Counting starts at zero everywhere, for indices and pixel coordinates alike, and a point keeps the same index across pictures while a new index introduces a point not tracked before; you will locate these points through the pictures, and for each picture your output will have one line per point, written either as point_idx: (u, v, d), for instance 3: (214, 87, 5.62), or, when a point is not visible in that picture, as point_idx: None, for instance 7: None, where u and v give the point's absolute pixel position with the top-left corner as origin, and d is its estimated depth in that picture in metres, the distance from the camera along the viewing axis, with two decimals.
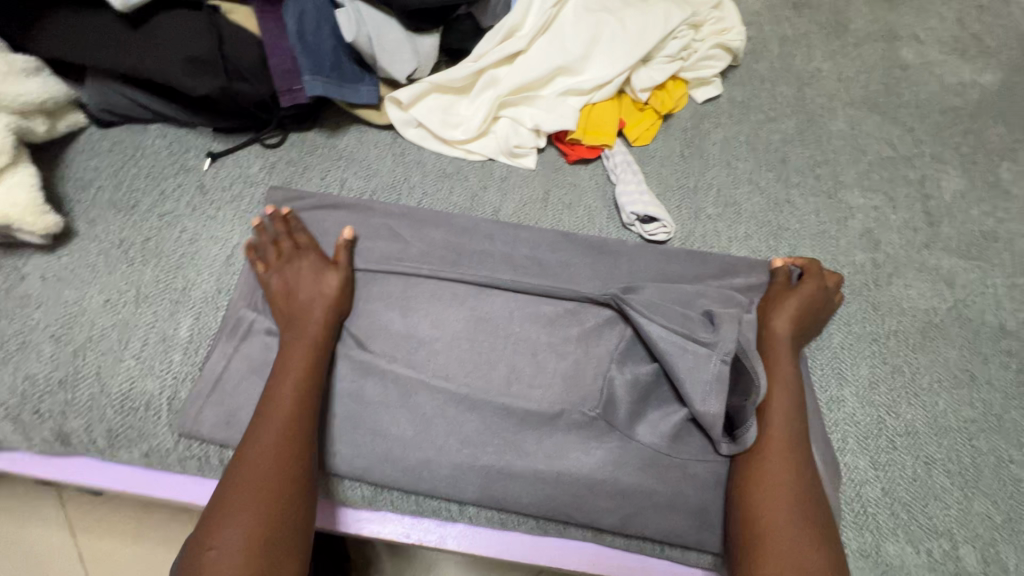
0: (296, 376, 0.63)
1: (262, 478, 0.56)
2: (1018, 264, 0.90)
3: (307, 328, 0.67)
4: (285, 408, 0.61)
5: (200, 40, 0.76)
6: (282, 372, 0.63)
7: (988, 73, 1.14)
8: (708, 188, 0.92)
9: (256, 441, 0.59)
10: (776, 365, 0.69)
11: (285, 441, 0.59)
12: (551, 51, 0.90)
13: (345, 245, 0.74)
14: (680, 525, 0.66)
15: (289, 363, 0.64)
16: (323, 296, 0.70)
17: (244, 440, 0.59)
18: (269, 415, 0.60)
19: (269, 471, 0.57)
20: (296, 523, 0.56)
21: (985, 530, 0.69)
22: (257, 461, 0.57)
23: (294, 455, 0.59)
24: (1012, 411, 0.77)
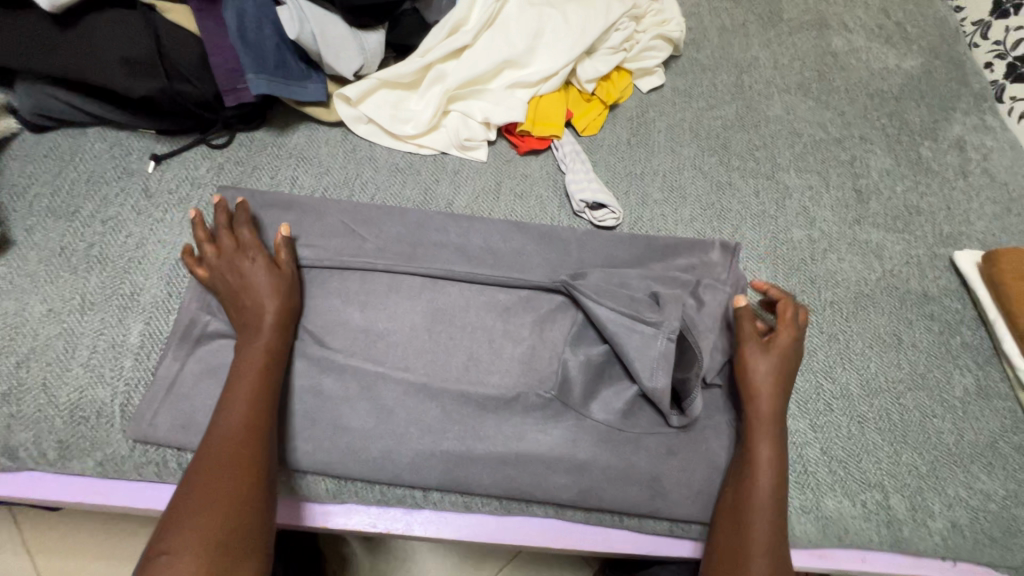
0: (256, 386, 0.63)
1: (218, 486, 0.56)
2: (938, 235, 0.97)
3: (261, 337, 0.66)
4: (242, 418, 0.61)
5: (136, 39, 0.75)
6: (237, 384, 0.62)
7: (910, 57, 1.21)
8: (654, 174, 0.96)
9: (214, 450, 0.58)
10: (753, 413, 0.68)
11: (239, 452, 0.58)
12: (497, 45, 0.93)
13: (287, 244, 0.73)
14: (635, 495, 0.70)
15: (244, 373, 0.63)
16: (270, 301, 0.68)
17: (199, 452, 0.59)
18: (225, 424, 0.60)
19: (225, 481, 0.56)
20: (249, 533, 0.55)
21: (912, 479, 0.76)
22: (213, 471, 0.57)
23: (250, 465, 0.58)
24: (934, 370, 0.84)
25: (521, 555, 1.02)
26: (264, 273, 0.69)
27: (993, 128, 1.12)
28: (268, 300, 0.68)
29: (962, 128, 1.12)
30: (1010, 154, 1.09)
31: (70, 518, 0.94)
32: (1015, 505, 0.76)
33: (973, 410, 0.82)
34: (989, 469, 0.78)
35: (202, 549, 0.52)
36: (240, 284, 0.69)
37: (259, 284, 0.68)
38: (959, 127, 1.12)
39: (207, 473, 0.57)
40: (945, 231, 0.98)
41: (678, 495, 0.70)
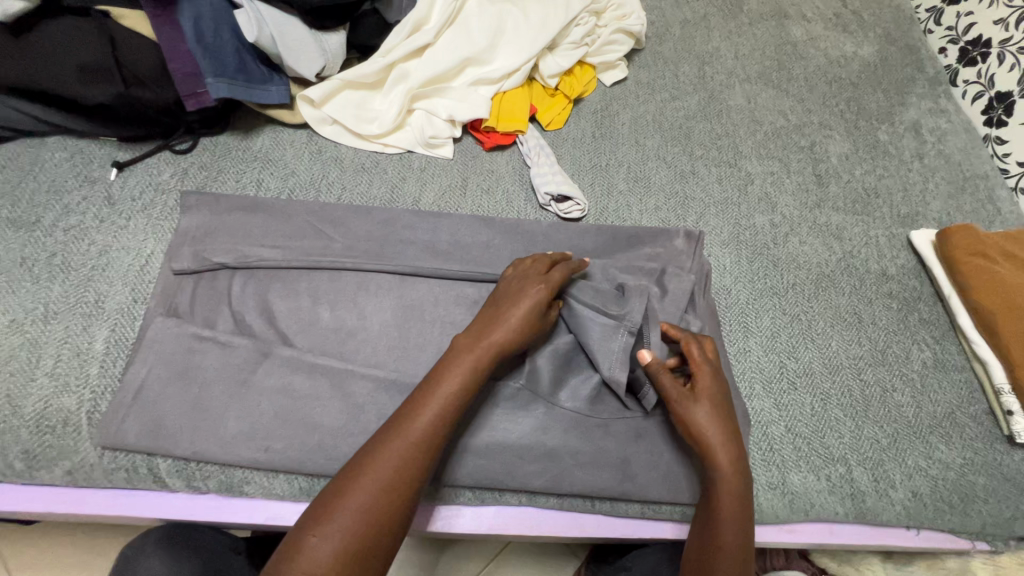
0: (471, 376, 0.61)
1: (398, 475, 0.55)
2: (896, 216, 1.00)
3: (485, 337, 0.63)
4: (448, 405, 0.59)
5: (91, 46, 0.75)
6: (450, 371, 0.60)
7: (866, 45, 1.25)
8: (619, 166, 0.97)
9: (404, 436, 0.57)
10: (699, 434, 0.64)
11: (429, 444, 0.57)
12: (459, 43, 0.94)
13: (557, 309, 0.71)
14: (605, 479, 0.71)
15: (461, 361, 0.61)
16: (519, 320, 0.64)
17: (382, 432, 0.58)
18: (429, 409, 0.58)
19: (397, 470, 0.55)
20: (391, 528, 0.54)
21: (874, 451, 0.78)
22: (384, 458, 0.55)
23: (420, 458, 0.57)
24: (893, 345, 0.87)
25: (505, 548, 1.03)
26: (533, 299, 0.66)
27: (947, 111, 1.16)
28: (518, 317, 0.65)
29: (917, 111, 1.15)
30: (963, 136, 1.12)
31: (45, 531, 0.92)
32: (972, 472, 0.79)
33: (931, 382, 0.84)
34: (947, 438, 0.80)
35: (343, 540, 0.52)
36: (517, 291, 0.67)
37: (524, 305, 0.65)
38: (915, 111, 1.15)
39: (366, 460, 0.56)
40: (902, 212, 1.01)
41: (646, 477, 0.72)
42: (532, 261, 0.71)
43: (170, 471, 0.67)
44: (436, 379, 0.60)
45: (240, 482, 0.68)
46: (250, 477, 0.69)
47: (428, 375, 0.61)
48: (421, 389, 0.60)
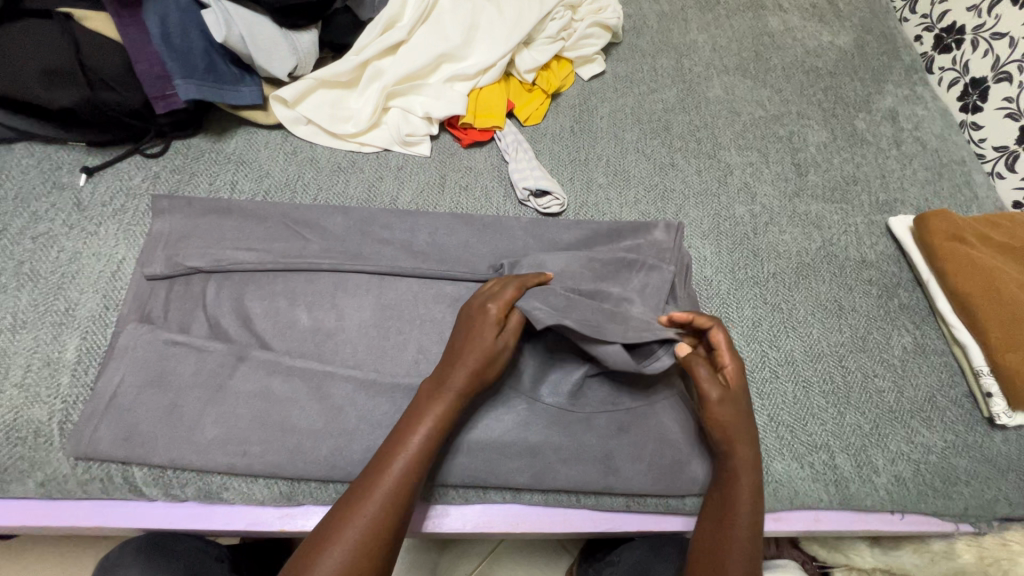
0: (436, 423, 0.61)
1: (370, 530, 0.55)
2: (874, 203, 1.01)
3: (448, 382, 0.62)
4: (417, 455, 0.59)
5: (55, 50, 0.73)
6: (417, 420, 0.61)
7: (843, 34, 1.25)
8: (598, 159, 0.97)
9: (375, 488, 0.57)
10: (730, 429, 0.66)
11: (400, 497, 0.57)
12: (433, 40, 0.93)
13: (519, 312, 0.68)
14: (589, 473, 0.71)
15: (428, 409, 0.61)
16: (485, 352, 0.63)
17: (354, 486, 0.58)
18: (397, 460, 0.58)
19: (369, 526, 0.55)
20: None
21: (856, 438, 0.79)
22: (358, 514, 0.55)
23: (392, 512, 0.56)
24: (874, 332, 0.87)
25: (496, 548, 1.02)
26: (491, 326, 0.64)
27: (923, 98, 1.16)
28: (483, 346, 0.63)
29: (894, 99, 1.16)
30: (940, 122, 1.13)
31: (23, 548, 0.90)
32: (954, 454, 0.79)
33: (912, 367, 0.85)
34: (928, 422, 0.81)
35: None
36: (473, 323, 0.65)
37: (485, 334, 0.64)
38: (892, 99, 1.16)
39: (342, 514, 0.56)
40: (880, 199, 1.01)
41: (629, 469, 0.71)
42: (487, 288, 0.70)
43: (146, 479, 0.66)
44: (404, 428, 0.60)
45: (219, 489, 0.67)
46: (229, 483, 0.67)
47: (397, 424, 0.61)
48: (391, 439, 0.60)
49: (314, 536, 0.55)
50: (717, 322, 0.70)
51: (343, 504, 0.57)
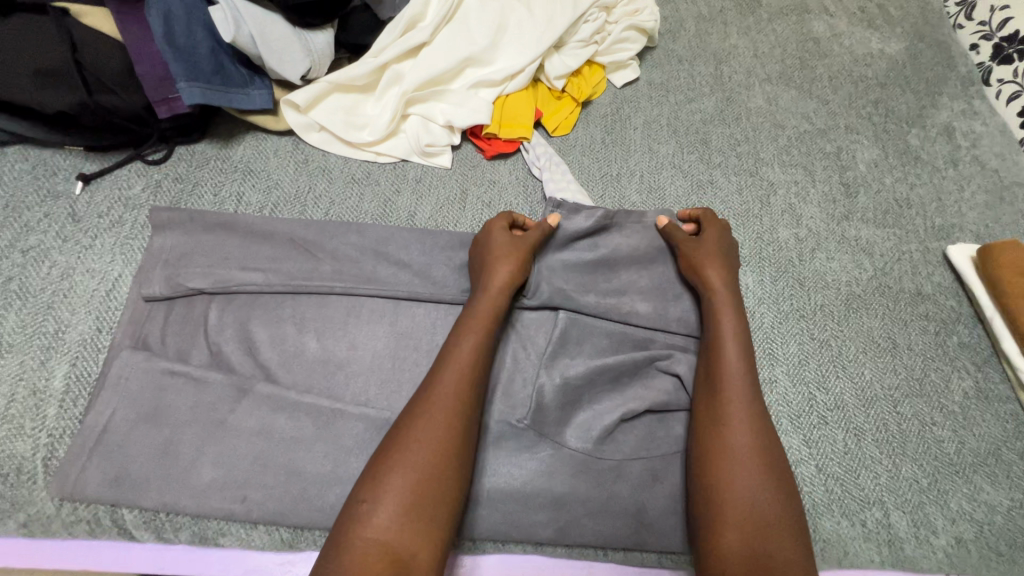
0: (481, 331, 0.62)
1: (439, 429, 0.54)
2: (930, 228, 0.93)
3: (488, 301, 0.64)
4: (471, 358, 0.60)
5: (49, 48, 0.67)
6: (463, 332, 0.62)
7: (894, 42, 1.16)
8: (631, 175, 0.90)
9: (436, 392, 0.57)
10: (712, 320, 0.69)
11: (462, 397, 0.57)
12: (457, 42, 0.86)
13: (537, 239, 0.71)
14: (618, 528, 0.64)
15: (473, 318, 0.63)
16: (509, 275, 0.66)
17: (412, 401, 0.57)
18: (455, 368, 0.59)
19: (439, 425, 0.55)
20: (449, 485, 0.53)
21: (913, 493, 0.72)
22: (426, 418, 0.55)
23: (454, 421, 0.55)
24: (931, 374, 0.80)
25: None
26: (506, 249, 0.68)
27: (981, 113, 1.08)
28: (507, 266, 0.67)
29: (950, 114, 1.07)
30: (999, 140, 1.05)
31: None
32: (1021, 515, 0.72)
33: (973, 415, 0.77)
34: (993, 478, 0.73)
35: (400, 502, 0.50)
36: (485, 254, 0.68)
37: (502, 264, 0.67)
38: (948, 113, 1.07)
39: (408, 422, 0.55)
40: (936, 224, 0.93)
41: (665, 524, 0.65)
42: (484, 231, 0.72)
43: (136, 522, 0.61)
44: (447, 347, 0.61)
45: (215, 535, 0.62)
46: (226, 528, 0.62)
47: (444, 340, 0.62)
48: (442, 351, 0.61)
49: (377, 461, 0.53)
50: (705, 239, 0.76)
51: (406, 413, 0.56)
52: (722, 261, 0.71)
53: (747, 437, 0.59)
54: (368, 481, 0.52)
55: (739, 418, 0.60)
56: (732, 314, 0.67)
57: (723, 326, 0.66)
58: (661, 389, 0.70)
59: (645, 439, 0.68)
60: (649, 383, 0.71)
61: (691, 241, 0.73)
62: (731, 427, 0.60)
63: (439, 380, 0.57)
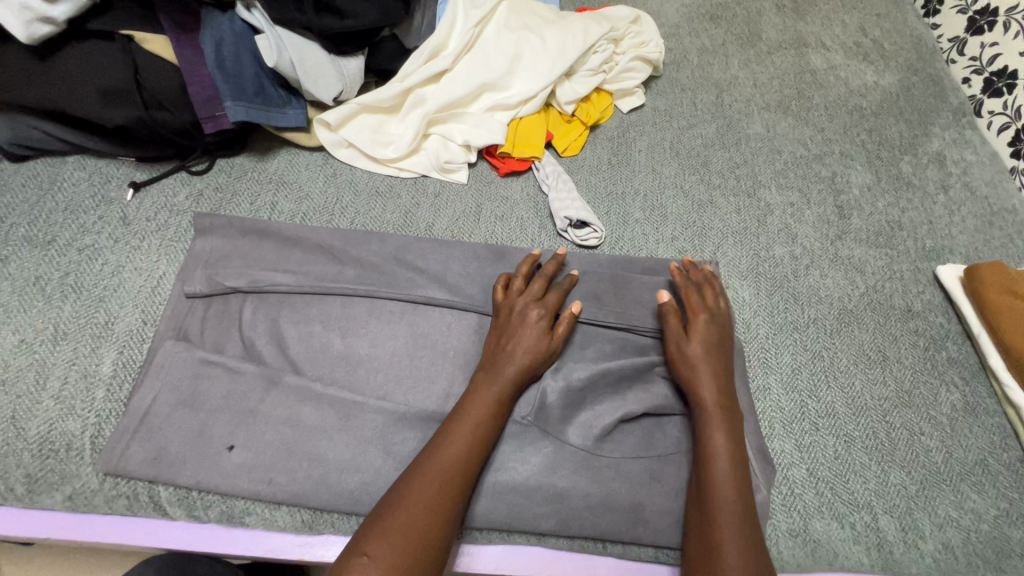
0: (492, 401, 0.65)
1: (437, 497, 0.57)
2: (921, 250, 0.97)
3: (501, 367, 0.67)
4: (480, 426, 0.63)
5: (114, 70, 0.75)
6: (475, 397, 0.65)
7: (888, 74, 1.23)
8: (635, 194, 0.96)
9: (441, 457, 0.60)
10: (694, 393, 0.70)
11: (462, 467, 0.60)
12: (477, 70, 0.93)
13: (569, 319, 0.72)
14: (616, 523, 0.68)
15: (483, 384, 0.66)
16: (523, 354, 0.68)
17: (416, 463, 0.60)
18: (461, 434, 0.62)
19: (439, 488, 0.58)
20: (438, 549, 0.55)
21: (901, 499, 0.75)
22: (429, 477, 0.58)
23: (455, 485, 0.59)
24: (920, 387, 0.83)
25: None
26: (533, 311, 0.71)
27: (972, 142, 1.13)
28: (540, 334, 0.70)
29: (942, 142, 1.13)
30: (990, 168, 1.10)
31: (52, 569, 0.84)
32: (1007, 524, 0.74)
33: (960, 426, 0.81)
34: (980, 487, 0.76)
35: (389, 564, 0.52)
36: (508, 325, 0.71)
37: (521, 340, 0.69)
38: (939, 142, 1.13)
39: (408, 484, 0.58)
40: (927, 246, 0.98)
41: (661, 520, 0.68)
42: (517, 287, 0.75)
43: (171, 499, 0.66)
44: (459, 411, 0.64)
45: (243, 514, 0.67)
46: (252, 508, 0.67)
47: (454, 407, 0.65)
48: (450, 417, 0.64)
49: (379, 512, 0.56)
50: (698, 315, 0.74)
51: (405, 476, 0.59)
52: (706, 361, 0.71)
53: (731, 521, 0.60)
54: (368, 532, 0.55)
55: (726, 502, 0.62)
56: (721, 411, 0.68)
57: (714, 418, 0.68)
58: (659, 394, 0.74)
59: (644, 439, 0.72)
60: (648, 387, 0.75)
61: (679, 343, 0.73)
62: (719, 507, 0.62)
63: (449, 442, 0.61)
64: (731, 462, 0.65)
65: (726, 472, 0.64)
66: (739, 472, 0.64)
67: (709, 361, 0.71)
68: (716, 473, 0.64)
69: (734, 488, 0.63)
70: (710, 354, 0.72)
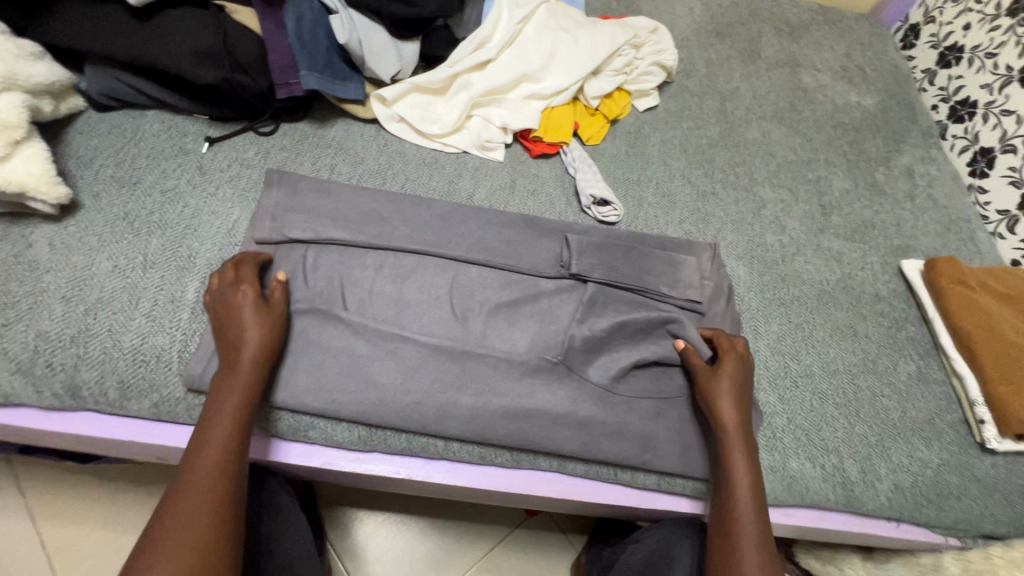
0: (244, 390, 0.67)
1: (205, 503, 0.59)
2: (889, 247, 1.13)
3: (246, 353, 0.69)
4: (234, 416, 0.65)
5: (207, 35, 0.85)
6: (228, 390, 0.67)
7: (869, 96, 1.39)
8: (649, 182, 1.09)
9: (204, 452, 0.62)
10: (721, 411, 0.77)
11: (225, 467, 0.62)
12: (516, 62, 1.06)
13: (281, 287, 0.77)
14: (627, 450, 0.80)
15: (238, 380, 0.67)
16: (261, 327, 0.71)
17: (186, 456, 0.62)
18: (217, 426, 0.64)
19: (198, 478, 0.60)
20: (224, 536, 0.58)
21: (863, 447, 0.89)
22: (195, 474, 0.60)
23: (216, 471, 0.61)
24: (883, 358, 0.98)
25: (514, 540, 1.21)
26: (255, 305, 0.72)
27: (937, 160, 1.30)
28: (257, 326, 0.71)
29: (911, 158, 1.29)
30: (950, 183, 1.26)
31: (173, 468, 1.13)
32: (948, 472, 0.89)
33: (914, 392, 0.95)
34: (927, 441, 0.91)
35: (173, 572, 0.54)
36: (236, 310, 0.72)
37: (246, 321, 0.71)
38: (909, 158, 1.29)
39: (184, 479, 0.60)
40: (894, 244, 1.13)
41: (664, 450, 0.81)
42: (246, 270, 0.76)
43: None
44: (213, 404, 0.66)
45: (307, 428, 0.77)
46: (315, 423, 0.77)
47: (202, 412, 0.66)
48: (206, 420, 0.65)
49: (162, 508, 0.58)
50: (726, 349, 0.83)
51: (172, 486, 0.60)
52: (734, 391, 0.78)
53: (750, 519, 0.69)
54: (158, 527, 0.57)
55: (745, 506, 0.70)
56: (739, 428, 0.76)
57: (733, 432, 0.75)
58: (667, 347, 0.87)
59: (652, 383, 0.85)
60: (657, 341, 0.88)
61: (707, 376, 0.80)
62: (740, 509, 0.70)
63: (207, 433, 0.63)
64: (749, 467, 0.73)
65: (747, 479, 0.72)
66: (754, 475, 0.73)
67: (733, 392, 0.78)
68: (736, 477, 0.73)
69: (753, 491, 0.72)
70: (737, 386, 0.79)
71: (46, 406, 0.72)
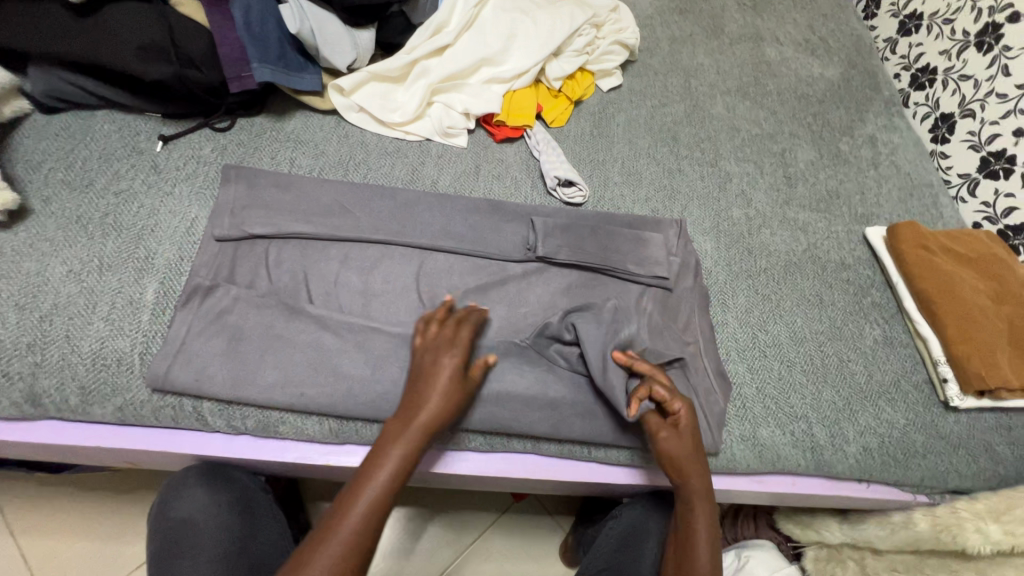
0: (427, 426, 0.67)
1: (350, 544, 0.59)
2: (854, 215, 1.14)
3: (432, 389, 0.69)
4: (400, 456, 0.65)
5: (151, 29, 0.83)
6: (411, 423, 0.67)
7: (832, 68, 1.40)
8: (614, 161, 1.09)
9: (364, 492, 0.62)
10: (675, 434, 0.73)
11: (375, 511, 0.62)
12: (475, 46, 1.05)
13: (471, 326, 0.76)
14: (598, 427, 0.81)
15: (428, 413, 0.68)
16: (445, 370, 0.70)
17: (342, 493, 0.63)
18: (383, 463, 0.64)
19: (353, 520, 0.61)
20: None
21: (831, 412, 0.90)
22: (342, 514, 0.61)
23: (371, 516, 0.62)
24: (849, 324, 1.00)
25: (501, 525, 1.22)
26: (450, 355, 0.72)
27: (900, 128, 1.31)
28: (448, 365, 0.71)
29: (874, 127, 1.30)
30: (913, 149, 1.28)
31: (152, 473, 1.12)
32: (914, 431, 0.91)
33: (880, 356, 0.97)
34: (893, 403, 0.93)
35: None
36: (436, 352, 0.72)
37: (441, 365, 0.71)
38: (872, 127, 1.30)
39: (332, 519, 0.61)
40: (859, 212, 1.15)
41: (635, 425, 0.82)
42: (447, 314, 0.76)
43: (213, 410, 0.75)
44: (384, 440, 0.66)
45: (277, 423, 0.76)
46: (285, 418, 0.77)
47: (374, 445, 0.66)
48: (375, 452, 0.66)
49: (309, 544, 0.59)
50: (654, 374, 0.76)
51: (318, 532, 0.60)
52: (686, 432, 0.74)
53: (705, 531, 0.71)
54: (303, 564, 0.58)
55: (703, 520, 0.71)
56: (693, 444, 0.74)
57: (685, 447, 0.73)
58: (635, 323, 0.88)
59: None
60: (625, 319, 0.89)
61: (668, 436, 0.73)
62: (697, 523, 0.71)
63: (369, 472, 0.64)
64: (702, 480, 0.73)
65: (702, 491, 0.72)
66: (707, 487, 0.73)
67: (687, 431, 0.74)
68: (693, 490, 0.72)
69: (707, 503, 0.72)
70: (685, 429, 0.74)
71: (6, 415, 0.71)
